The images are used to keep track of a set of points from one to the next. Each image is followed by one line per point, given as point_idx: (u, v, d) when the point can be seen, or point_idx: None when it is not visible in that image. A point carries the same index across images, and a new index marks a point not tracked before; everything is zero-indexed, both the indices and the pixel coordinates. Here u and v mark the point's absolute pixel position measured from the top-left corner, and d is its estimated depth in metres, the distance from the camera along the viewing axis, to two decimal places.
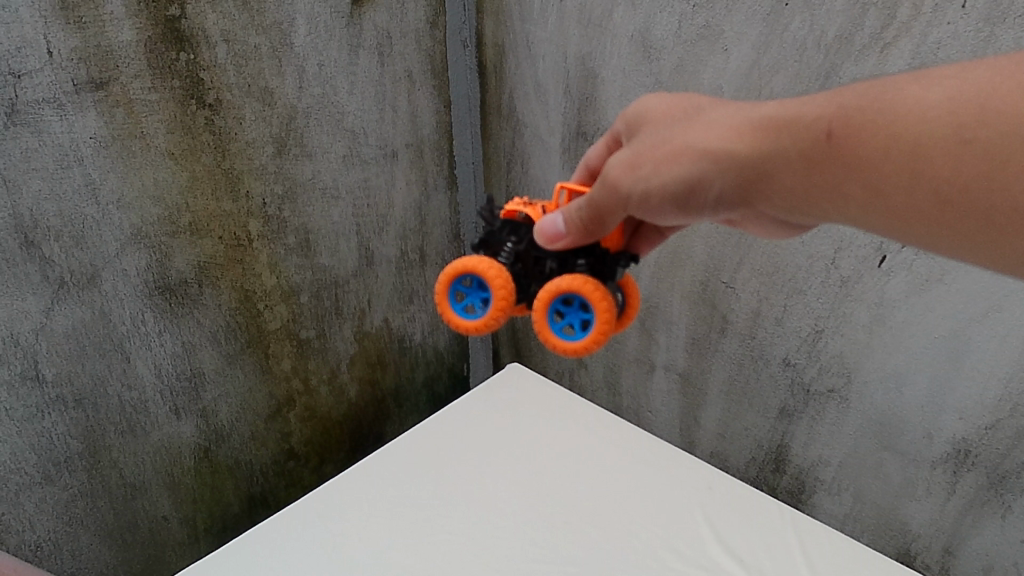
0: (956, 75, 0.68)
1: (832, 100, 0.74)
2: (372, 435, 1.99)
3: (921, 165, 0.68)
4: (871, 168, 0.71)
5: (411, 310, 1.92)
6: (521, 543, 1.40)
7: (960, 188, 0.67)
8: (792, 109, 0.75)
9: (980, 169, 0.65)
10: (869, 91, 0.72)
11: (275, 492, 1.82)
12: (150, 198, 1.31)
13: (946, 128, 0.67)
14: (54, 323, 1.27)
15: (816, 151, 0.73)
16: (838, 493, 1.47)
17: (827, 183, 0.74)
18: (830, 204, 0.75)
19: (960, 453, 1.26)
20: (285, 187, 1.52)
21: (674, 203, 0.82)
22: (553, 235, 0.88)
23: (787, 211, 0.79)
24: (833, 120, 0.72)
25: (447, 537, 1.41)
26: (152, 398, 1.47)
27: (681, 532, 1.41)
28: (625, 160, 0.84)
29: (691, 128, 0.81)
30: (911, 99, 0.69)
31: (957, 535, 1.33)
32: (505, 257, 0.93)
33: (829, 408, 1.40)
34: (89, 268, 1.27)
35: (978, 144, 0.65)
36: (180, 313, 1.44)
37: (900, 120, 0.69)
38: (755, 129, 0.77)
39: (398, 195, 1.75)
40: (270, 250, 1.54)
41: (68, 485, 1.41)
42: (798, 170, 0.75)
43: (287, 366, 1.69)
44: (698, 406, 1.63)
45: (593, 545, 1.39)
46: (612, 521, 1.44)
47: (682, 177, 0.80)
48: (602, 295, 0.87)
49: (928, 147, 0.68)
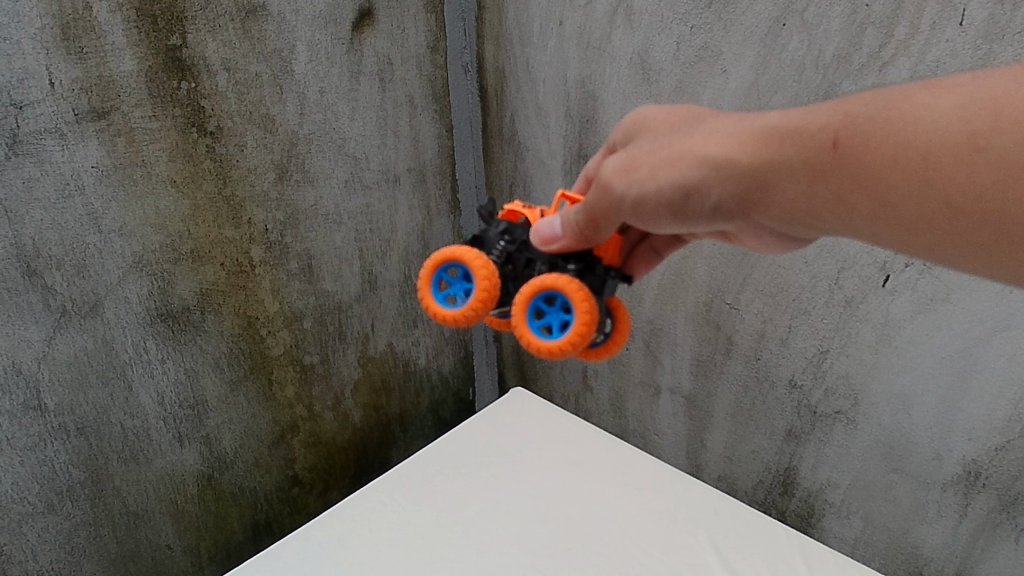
0: (969, 83, 0.67)
1: (838, 108, 0.72)
2: (378, 460, 1.98)
3: (932, 173, 0.66)
4: (878, 178, 0.69)
5: (415, 334, 1.91)
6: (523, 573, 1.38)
7: (975, 197, 0.65)
8: (794, 119, 0.73)
9: (993, 177, 0.64)
10: (876, 99, 0.70)
11: (280, 519, 1.81)
12: (152, 226, 1.31)
13: (960, 135, 0.65)
14: (56, 352, 1.27)
15: (822, 160, 0.71)
16: (848, 516, 1.45)
17: (830, 194, 0.72)
18: (833, 215, 0.73)
19: (970, 475, 1.24)
20: (287, 213, 1.52)
21: (667, 211, 0.80)
22: (549, 237, 0.90)
23: (788, 222, 0.76)
24: (839, 129, 0.70)
25: (448, 566, 1.39)
26: (154, 426, 1.47)
27: (688, 561, 1.39)
28: (620, 163, 0.82)
29: (689, 136, 0.79)
30: (919, 106, 0.68)
31: (971, 559, 1.30)
32: (497, 253, 0.95)
33: (836, 430, 1.38)
34: (91, 296, 1.28)
35: (994, 153, 0.63)
36: (182, 339, 1.44)
37: (910, 128, 0.67)
38: (756, 139, 0.74)
39: (401, 219, 1.75)
40: (273, 275, 1.54)
41: (71, 515, 1.41)
42: (801, 179, 0.72)
43: (291, 392, 1.69)
44: (704, 429, 1.61)
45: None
46: (615, 550, 1.41)
47: (679, 184, 0.78)
48: (585, 295, 0.85)
49: (939, 154, 0.66)
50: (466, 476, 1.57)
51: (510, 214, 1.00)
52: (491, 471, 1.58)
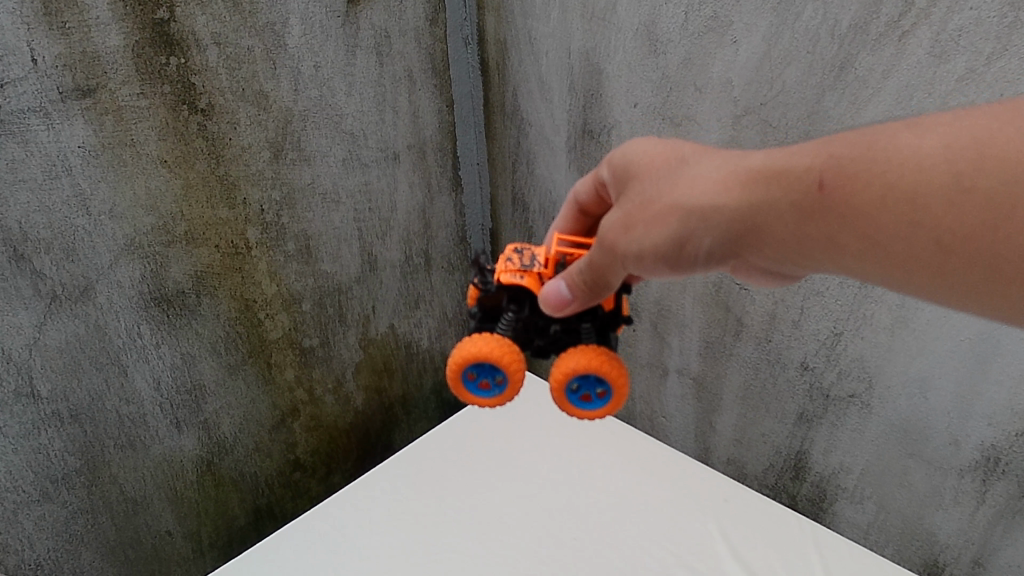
0: (949, 123, 0.70)
1: (822, 149, 0.74)
2: (381, 443, 1.95)
3: (920, 213, 0.69)
4: (867, 217, 0.71)
5: (418, 315, 1.87)
6: (527, 564, 1.35)
7: (962, 236, 0.68)
8: (782, 160, 0.76)
9: (981, 218, 0.67)
10: (859, 139, 0.73)
11: (282, 503, 1.78)
12: (143, 207, 1.27)
13: (947, 177, 0.68)
14: (47, 338, 1.24)
15: (810, 202, 0.73)
16: (861, 501, 1.42)
17: (821, 233, 0.74)
18: (824, 254, 0.75)
19: (990, 461, 1.20)
20: (283, 193, 1.47)
21: (666, 262, 0.82)
22: (560, 302, 0.85)
23: (781, 261, 0.79)
24: (825, 171, 0.73)
25: (451, 556, 1.37)
26: (151, 411, 1.44)
27: (696, 552, 1.36)
28: (618, 220, 0.83)
29: (677, 183, 0.81)
30: (904, 146, 0.71)
31: (988, 546, 1.27)
32: (505, 326, 0.91)
33: (850, 413, 1.34)
34: (82, 281, 1.24)
35: (978, 192, 0.67)
36: (177, 324, 1.40)
37: (896, 168, 0.70)
38: (747, 182, 0.76)
39: (401, 198, 1.71)
40: (269, 257, 1.50)
41: (67, 502, 1.38)
42: (793, 223, 0.75)
43: (290, 376, 1.65)
44: (713, 411, 1.58)
45: (600, 566, 1.34)
46: (620, 541, 1.38)
47: (674, 235, 0.79)
48: (620, 380, 0.87)
49: (925, 194, 0.69)
50: (471, 463, 1.54)
51: (504, 279, 0.91)
52: (496, 456, 1.55)
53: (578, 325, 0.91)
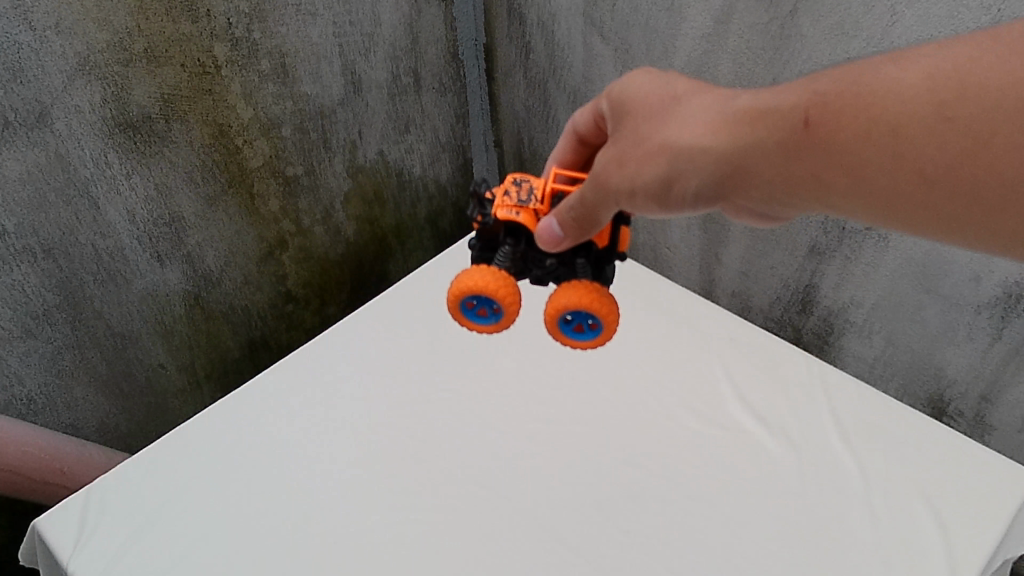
0: (933, 52, 0.62)
1: (807, 87, 0.68)
2: (376, 274, 1.89)
3: (904, 146, 0.62)
4: (852, 155, 0.64)
5: (409, 141, 1.76)
6: (512, 399, 1.24)
7: (948, 167, 0.60)
8: (765, 99, 0.69)
9: (966, 148, 0.59)
10: (844, 75, 0.66)
11: (277, 335, 1.76)
12: (94, 20, 1.13)
13: (925, 107, 0.60)
14: (5, 169, 1.15)
15: (794, 141, 0.67)
16: (869, 335, 1.37)
17: (807, 176, 0.67)
18: (813, 196, 0.69)
19: (1011, 297, 1.14)
20: (252, 3, 1.32)
21: (653, 200, 0.77)
22: (554, 240, 0.82)
23: (770, 203, 0.72)
24: (808, 107, 0.66)
25: (422, 383, 1.27)
26: (129, 245, 1.37)
27: (693, 390, 1.26)
28: (609, 159, 0.79)
29: (668, 120, 0.76)
30: (886, 79, 0.63)
31: (999, 382, 1.24)
32: (502, 257, 0.87)
33: (865, 246, 1.26)
34: (35, 105, 1.13)
35: (961, 121, 0.59)
36: (147, 151, 1.30)
37: (876, 101, 0.63)
38: (730, 124, 0.71)
39: (385, 10, 1.55)
40: (243, 77, 1.38)
41: (52, 338, 1.34)
42: (772, 161, 0.69)
43: (275, 206, 1.57)
44: (720, 244, 1.50)
45: (589, 405, 1.25)
46: (613, 376, 1.29)
47: (658, 175, 0.75)
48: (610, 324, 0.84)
49: (908, 125, 0.61)
50: (435, 292, 1.44)
51: (502, 216, 0.85)
52: None
53: (574, 260, 0.87)
